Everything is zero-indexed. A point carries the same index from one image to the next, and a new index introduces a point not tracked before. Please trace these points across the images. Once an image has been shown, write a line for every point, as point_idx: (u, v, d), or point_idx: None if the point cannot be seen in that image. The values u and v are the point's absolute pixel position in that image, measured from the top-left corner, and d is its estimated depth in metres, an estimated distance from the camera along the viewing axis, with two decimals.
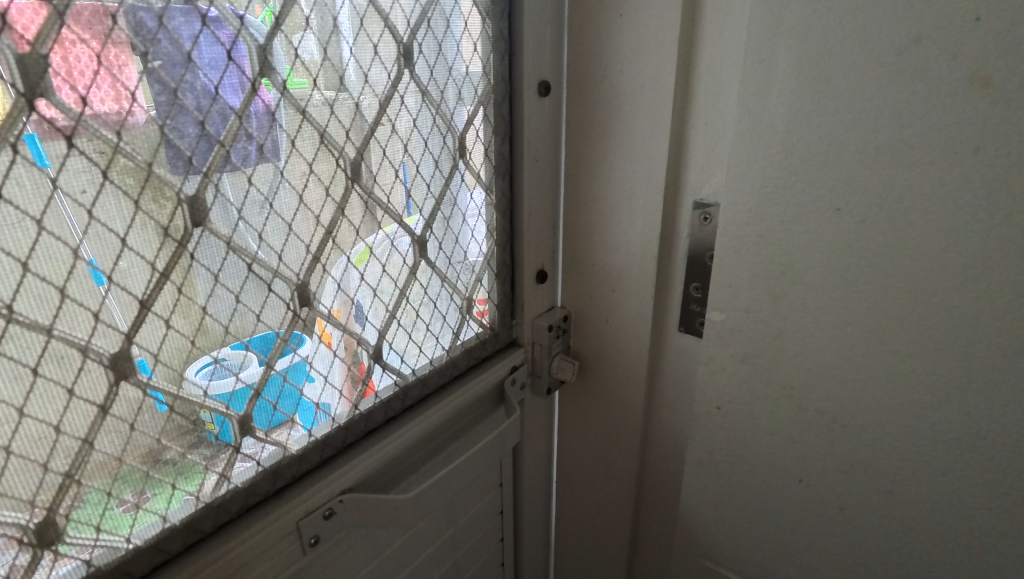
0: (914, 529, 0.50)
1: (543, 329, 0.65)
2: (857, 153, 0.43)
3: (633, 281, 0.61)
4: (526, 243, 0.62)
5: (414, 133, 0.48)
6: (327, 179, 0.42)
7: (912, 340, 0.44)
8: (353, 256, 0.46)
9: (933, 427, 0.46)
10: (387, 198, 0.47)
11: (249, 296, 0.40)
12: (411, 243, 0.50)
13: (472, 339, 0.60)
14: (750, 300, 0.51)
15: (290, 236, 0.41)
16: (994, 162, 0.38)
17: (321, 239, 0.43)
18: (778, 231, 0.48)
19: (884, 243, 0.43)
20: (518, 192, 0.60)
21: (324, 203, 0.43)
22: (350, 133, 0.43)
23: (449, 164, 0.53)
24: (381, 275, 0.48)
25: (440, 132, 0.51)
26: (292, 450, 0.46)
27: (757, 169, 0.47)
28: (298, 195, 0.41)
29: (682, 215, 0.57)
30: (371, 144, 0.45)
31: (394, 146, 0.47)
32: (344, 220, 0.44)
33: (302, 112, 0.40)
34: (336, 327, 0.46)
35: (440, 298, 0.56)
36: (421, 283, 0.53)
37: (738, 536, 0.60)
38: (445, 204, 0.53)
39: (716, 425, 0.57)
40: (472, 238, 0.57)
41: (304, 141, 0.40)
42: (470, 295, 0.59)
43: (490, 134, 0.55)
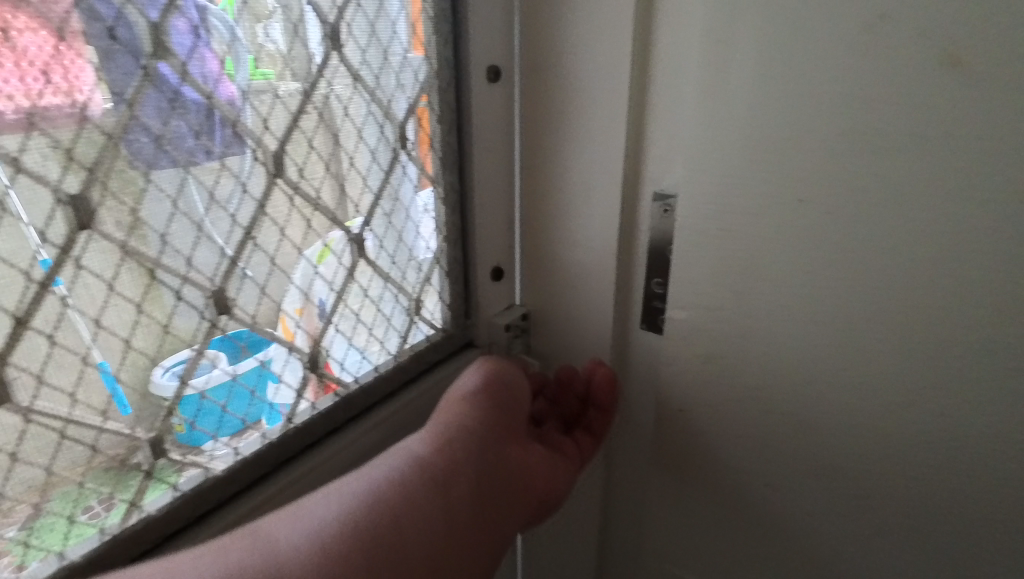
0: (885, 535, 0.47)
1: (500, 328, 0.62)
2: (820, 141, 0.40)
3: (594, 278, 0.58)
4: (480, 238, 0.58)
5: (348, 122, 0.45)
6: (247, 172, 0.39)
7: (883, 338, 0.42)
8: (276, 256, 0.42)
9: (905, 428, 0.44)
10: (316, 193, 0.44)
11: (155, 306, 0.37)
12: (347, 241, 0.47)
13: (423, 342, 0.57)
14: (712, 297, 0.48)
15: (199, 237, 0.37)
16: (962, 149, 0.36)
17: (240, 241, 0.39)
18: (739, 223, 0.45)
19: (853, 237, 0.41)
20: (469, 185, 0.56)
21: (242, 199, 0.39)
22: (271, 123, 0.39)
23: (388, 158, 0.49)
24: (312, 277, 0.45)
25: (377, 122, 0.47)
26: (216, 470, 0.42)
27: (716, 157, 0.44)
28: (207, 191, 0.37)
29: (642, 208, 0.54)
30: (296, 137, 0.41)
31: (324, 137, 0.43)
32: (266, 216, 0.41)
33: (210, 109, 0.36)
34: (297, 326, 0.45)
35: (384, 300, 0.52)
36: (360, 284, 0.50)
37: (707, 541, 0.58)
38: (385, 199, 0.50)
39: (681, 427, 0.55)
40: (417, 236, 0.54)
41: (216, 136, 0.37)
42: (418, 295, 0.56)
43: (435, 122, 0.52)
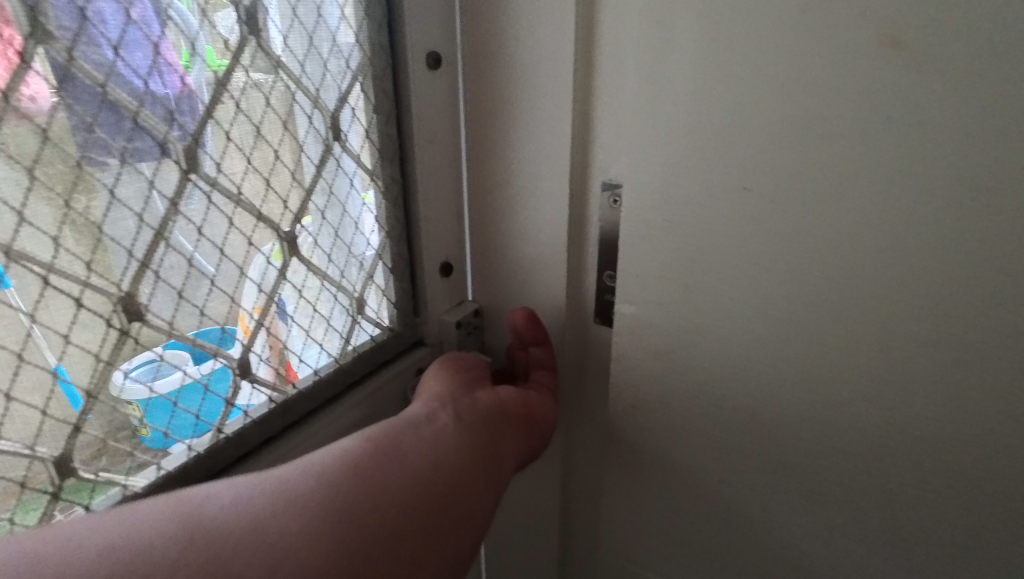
0: (839, 529, 0.47)
1: (451, 326, 0.60)
2: (762, 128, 0.38)
3: (544, 273, 0.56)
4: (426, 233, 0.56)
5: (270, 113, 0.42)
6: (154, 168, 0.36)
7: (831, 331, 0.41)
8: (194, 257, 0.39)
9: (854, 422, 0.43)
10: (239, 189, 0.41)
11: (51, 314, 0.34)
12: (277, 239, 0.45)
13: (367, 343, 0.55)
14: (660, 290, 0.47)
15: (100, 240, 0.35)
16: (906, 134, 0.35)
17: (149, 242, 0.37)
18: (684, 214, 0.43)
19: (798, 227, 0.39)
20: (411, 178, 0.54)
21: (150, 197, 0.36)
22: (180, 115, 0.36)
23: (320, 150, 0.46)
24: (238, 279, 0.43)
25: (305, 113, 0.44)
26: (135, 489, 0.40)
27: (658, 146, 0.42)
28: (107, 189, 0.34)
29: (591, 200, 0.52)
30: (210, 129, 0.38)
31: (243, 130, 0.40)
32: (180, 215, 0.38)
33: (104, 100, 0.33)
34: (257, 323, 0.45)
35: (322, 300, 0.50)
36: (293, 284, 0.47)
37: (664, 537, 0.57)
38: (319, 194, 0.47)
39: (634, 424, 0.53)
40: (357, 232, 0.52)
41: (114, 129, 0.34)
42: (360, 294, 0.54)
43: (371, 112, 0.50)
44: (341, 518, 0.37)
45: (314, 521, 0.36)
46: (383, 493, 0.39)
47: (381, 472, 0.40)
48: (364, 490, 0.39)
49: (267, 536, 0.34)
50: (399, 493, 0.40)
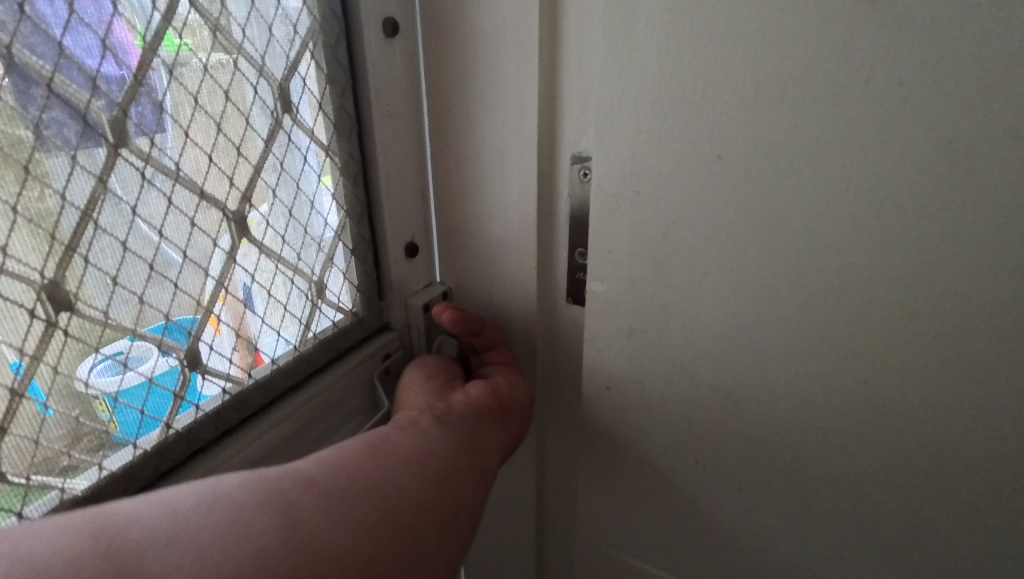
0: (816, 507, 0.46)
1: (417, 309, 0.57)
2: (737, 91, 0.36)
3: (513, 251, 0.54)
4: (388, 213, 0.53)
5: (210, 82, 0.39)
6: (75, 141, 0.33)
7: (809, 305, 0.39)
8: (128, 240, 0.36)
9: (831, 398, 0.41)
10: (176, 165, 0.38)
11: None
12: (223, 220, 0.42)
13: (329, 329, 0.53)
14: (632, 267, 0.45)
15: (16, 221, 0.31)
16: (886, 96, 0.33)
17: (75, 224, 0.34)
18: (656, 187, 0.41)
19: (774, 197, 0.38)
20: (370, 154, 0.51)
21: (73, 174, 0.33)
22: (102, 82, 0.33)
23: (268, 124, 0.43)
24: (181, 264, 0.40)
25: (249, 82, 0.41)
26: (74, 493, 0.38)
27: (629, 113, 0.40)
28: (23, 164, 0.31)
29: (561, 174, 0.50)
30: (139, 98, 0.35)
31: (179, 100, 0.37)
32: (109, 194, 0.35)
33: (10, 63, 0.30)
34: (224, 311, 0.44)
35: (278, 284, 0.47)
36: (245, 268, 0.44)
37: (640, 520, 0.56)
38: (268, 171, 0.44)
39: (608, 405, 0.52)
40: (313, 212, 0.49)
41: (24, 96, 0.31)
42: (319, 277, 0.51)
43: (324, 83, 0.46)
44: (322, 538, 0.34)
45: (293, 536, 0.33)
46: (366, 506, 0.37)
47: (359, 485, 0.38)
48: (343, 503, 0.36)
49: (243, 546, 0.31)
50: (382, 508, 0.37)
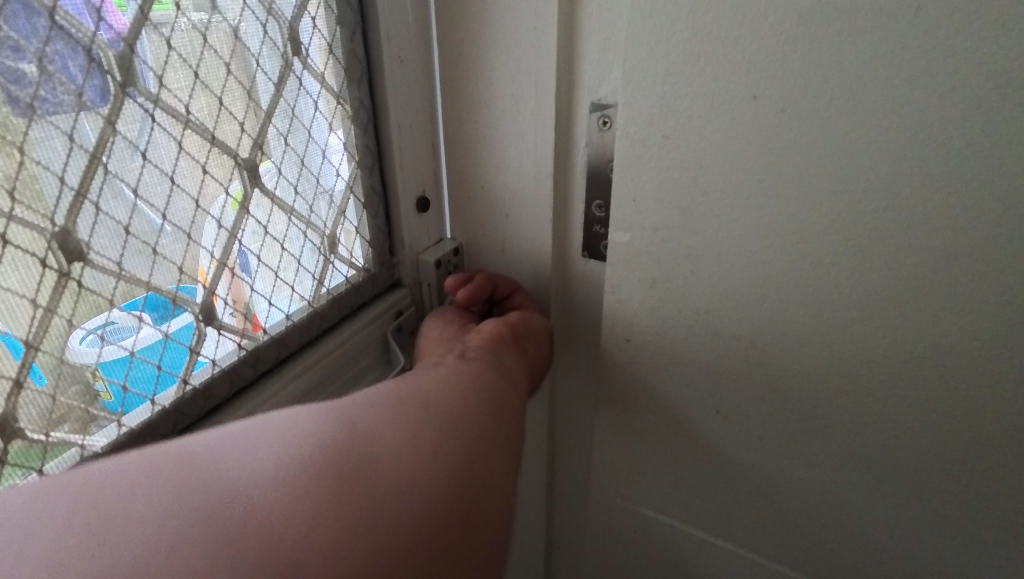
0: (835, 454, 0.46)
1: (429, 265, 0.56)
2: (776, 25, 0.35)
3: (527, 205, 0.52)
4: (400, 164, 0.51)
5: (218, 21, 0.36)
6: (80, 79, 0.31)
7: (841, 250, 0.39)
8: (139, 189, 0.35)
9: (857, 346, 0.41)
10: (187, 109, 0.36)
11: None
12: (235, 168, 0.40)
13: (342, 285, 0.51)
14: (657, 216, 0.44)
15: (24, 164, 0.30)
16: (935, 29, 0.32)
17: (83, 168, 0.32)
18: (686, 130, 0.40)
19: (809, 138, 0.37)
20: (381, 102, 0.49)
21: (84, 117, 0.32)
22: (105, 13, 0.31)
23: (278, 66, 0.41)
24: (195, 214, 0.38)
25: (258, 21, 0.39)
26: (94, 449, 0.37)
27: (660, 52, 0.38)
28: (27, 106, 0.30)
29: (579, 122, 0.48)
30: (146, 34, 0.33)
31: (187, 38, 0.35)
32: (118, 136, 0.33)
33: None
34: (216, 272, 0.41)
35: (291, 238, 0.46)
36: (258, 219, 0.43)
37: (653, 471, 0.57)
38: (279, 117, 0.42)
39: (627, 358, 0.52)
40: (324, 162, 0.47)
41: (25, 28, 0.28)
42: (331, 231, 0.49)
43: (335, 24, 0.44)
44: (367, 444, 0.34)
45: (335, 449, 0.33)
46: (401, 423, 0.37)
47: (375, 406, 0.38)
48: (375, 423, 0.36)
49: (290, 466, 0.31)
50: (419, 422, 0.38)
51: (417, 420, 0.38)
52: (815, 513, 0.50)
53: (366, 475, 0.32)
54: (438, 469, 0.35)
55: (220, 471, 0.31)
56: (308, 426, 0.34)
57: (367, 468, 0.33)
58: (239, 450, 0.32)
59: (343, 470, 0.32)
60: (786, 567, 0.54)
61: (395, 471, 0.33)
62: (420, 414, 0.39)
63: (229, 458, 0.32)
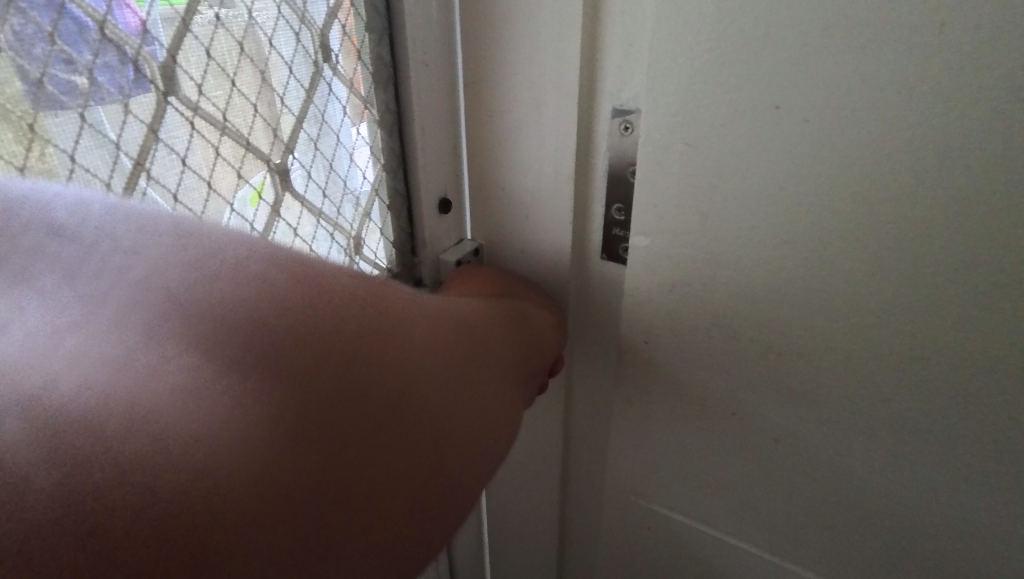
0: (850, 458, 0.47)
1: (449, 266, 0.57)
2: (799, 36, 0.35)
3: (547, 208, 0.53)
4: (423, 167, 0.52)
5: (254, 29, 0.38)
6: (126, 89, 0.32)
7: (860, 257, 0.39)
8: (178, 193, 0.36)
9: (876, 351, 0.42)
10: (224, 115, 0.37)
11: None
12: (268, 171, 0.41)
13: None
14: (676, 221, 0.45)
15: (73, 172, 0.32)
16: (955, 45, 0.32)
17: (127, 176, 0.34)
18: (707, 138, 0.41)
19: (829, 147, 0.37)
20: (406, 105, 0.49)
21: (128, 126, 0.33)
22: (151, 25, 0.32)
23: (308, 72, 0.42)
24: (229, 217, 0.40)
25: (291, 28, 0.40)
26: None
27: (683, 60, 0.39)
28: (77, 115, 0.31)
29: (600, 126, 0.49)
30: (187, 43, 0.34)
31: (224, 46, 0.36)
32: (160, 143, 0.35)
33: (60, 9, 0.29)
34: None
35: (318, 239, 0.47)
36: (288, 222, 0.44)
37: (668, 470, 0.57)
38: (309, 122, 0.43)
39: (644, 359, 0.52)
40: (352, 165, 0.48)
41: (75, 42, 0.30)
42: (357, 232, 0.51)
43: (363, 30, 0.45)
44: (414, 364, 0.33)
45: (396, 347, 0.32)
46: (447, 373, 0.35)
47: (439, 345, 0.36)
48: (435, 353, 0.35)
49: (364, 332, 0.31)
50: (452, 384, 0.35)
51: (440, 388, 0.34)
52: (828, 516, 0.50)
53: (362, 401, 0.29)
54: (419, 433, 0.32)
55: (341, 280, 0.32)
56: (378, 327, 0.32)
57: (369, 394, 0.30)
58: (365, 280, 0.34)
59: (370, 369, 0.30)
60: (800, 568, 0.54)
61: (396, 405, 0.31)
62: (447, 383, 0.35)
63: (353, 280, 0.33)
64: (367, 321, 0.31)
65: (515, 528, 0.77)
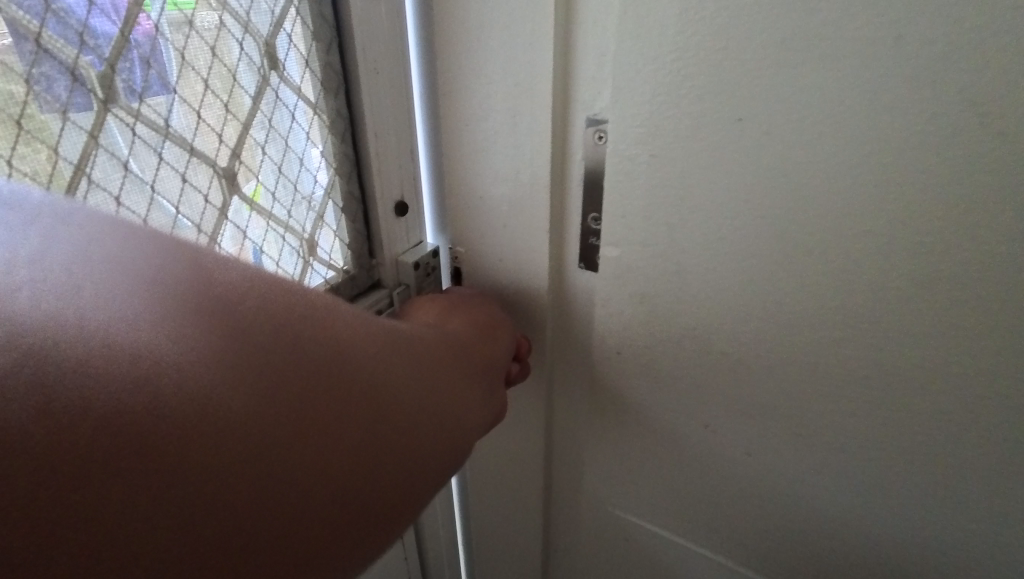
0: (822, 472, 0.46)
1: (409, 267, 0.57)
2: (760, 49, 0.35)
3: (524, 215, 0.52)
4: (377, 172, 0.52)
5: (196, 40, 0.39)
6: (64, 96, 0.34)
7: (827, 271, 0.39)
8: (121, 195, 0.38)
9: (841, 365, 0.42)
10: (165, 122, 0.39)
11: None
12: (214, 175, 0.43)
13: (321, 286, 0.54)
14: (646, 233, 0.45)
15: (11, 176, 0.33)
16: (913, 63, 0.32)
17: (67, 179, 0.36)
18: (669, 148, 0.40)
19: (792, 160, 0.37)
20: (358, 113, 0.50)
21: (64, 131, 0.35)
22: (89, 36, 0.34)
23: (254, 81, 0.43)
24: (175, 216, 0.41)
25: (234, 39, 0.41)
26: None
27: (646, 73, 0.39)
28: (15, 121, 0.33)
29: (574, 133, 0.48)
30: (126, 53, 0.36)
31: (165, 56, 0.38)
32: (100, 148, 0.36)
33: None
34: None
35: (271, 240, 0.49)
36: (236, 224, 0.46)
37: (645, 480, 0.58)
38: (257, 128, 0.45)
39: (619, 370, 0.52)
40: (302, 169, 0.49)
41: (15, 51, 0.32)
42: (312, 234, 0.52)
43: (310, 38, 0.45)
44: (351, 366, 0.33)
45: (335, 350, 0.32)
46: (385, 383, 0.35)
47: (379, 354, 0.36)
48: (376, 362, 0.35)
49: (305, 332, 0.31)
50: (387, 398, 0.35)
51: (372, 395, 0.34)
52: (802, 529, 0.50)
53: (292, 396, 0.29)
54: (345, 435, 0.31)
55: (291, 286, 0.33)
56: (318, 329, 0.32)
57: (301, 388, 0.29)
58: (317, 291, 0.34)
59: (303, 367, 0.30)
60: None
61: (325, 404, 0.30)
62: (380, 391, 0.35)
63: (303, 286, 0.34)
64: (309, 324, 0.32)
65: (498, 535, 0.77)
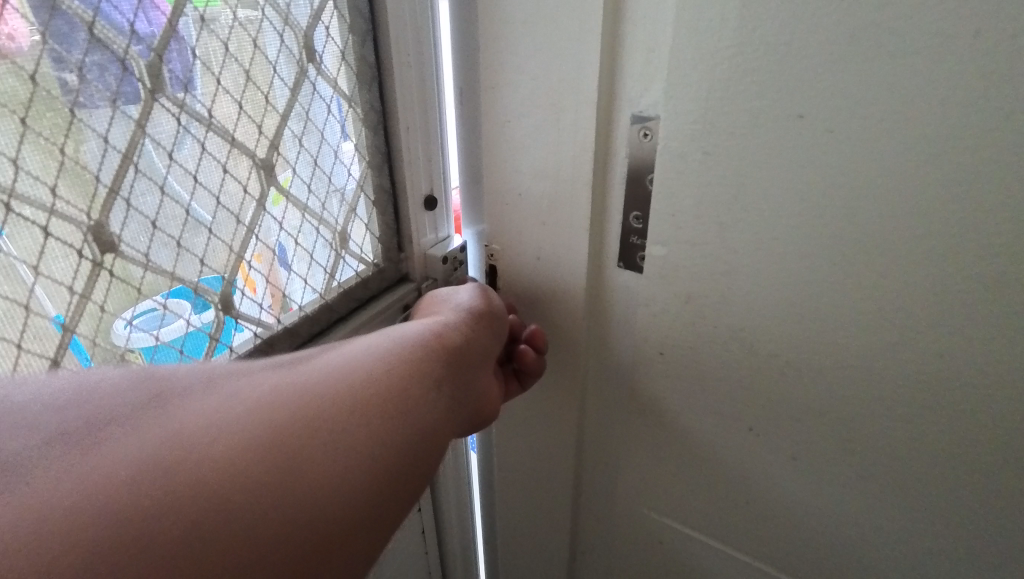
0: (871, 480, 0.45)
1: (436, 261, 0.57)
2: (827, 43, 0.34)
3: (564, 211, 0.51)
4: (409, 163, 0.52)
5: (241, 31, 0.39)
6: (114, 86, 0.34)
7: (887, 274, 0.38)
8: (165, 183, 0.38)
9: (899, 371, 0.40)
10: (209, 111, 0.39)
11: (17, 241, 0.33)
12: (253, 167, 0.43)
13: (352, 278, 0.53)
14: (696, 231, 0.44)
15: (62, 165, 0.33)
16: (994, 60, 0.31)
17: (116, 166, 0.35)
18: (724, 143, 0.40)
19: (857, 158, 0.36)
20: (390, 104, 0.50)
21: (114, 119, 0.34)
22: (140, 25, 0.34)
23: (293, 72, 0.43)
24: (215, 207, 0.41)
25: (275, 30, 0.41)
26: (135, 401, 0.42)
27: (703, 68, 0.38)
28: (66, 109, 0.33)
29: (619, 133, 0.46)
30: (174, 43, 0.36)
31: (211, 46, 0.38)
32: (148, 138, 0.36)
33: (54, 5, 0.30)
34: (258, 273, 0.46)
35: (305, 232, 0.48)
36: (273, 215, 0.45)
37: (682, 482, 0.57)
38: (293, 120, 0.44)
39: (662, 370, 0.52)
40: (337, 162, 0.49)
41: (67, 41, 0.31)
42: (345, 227, 0.51)
43: (346, 31, 0.46)
44: (260, 453, 0.32)
45: (239, 447, 0.32)
46: (310, 445, 0.34)
47: (299, 417, 0.35)
48: (298, 429, 0.34)
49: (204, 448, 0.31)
50: (322, 457, 0.34)
51: (298, 468, 0.33)
52: (846, 537, 0.49)
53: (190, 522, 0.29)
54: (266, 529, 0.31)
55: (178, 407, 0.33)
56: (215, 438, 0.32)
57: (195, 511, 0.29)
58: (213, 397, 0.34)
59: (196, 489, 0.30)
60: None
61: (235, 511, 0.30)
62: (311, 458, 0.33)
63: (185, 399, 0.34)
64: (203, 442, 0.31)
65: (525, 536, 0.76)
